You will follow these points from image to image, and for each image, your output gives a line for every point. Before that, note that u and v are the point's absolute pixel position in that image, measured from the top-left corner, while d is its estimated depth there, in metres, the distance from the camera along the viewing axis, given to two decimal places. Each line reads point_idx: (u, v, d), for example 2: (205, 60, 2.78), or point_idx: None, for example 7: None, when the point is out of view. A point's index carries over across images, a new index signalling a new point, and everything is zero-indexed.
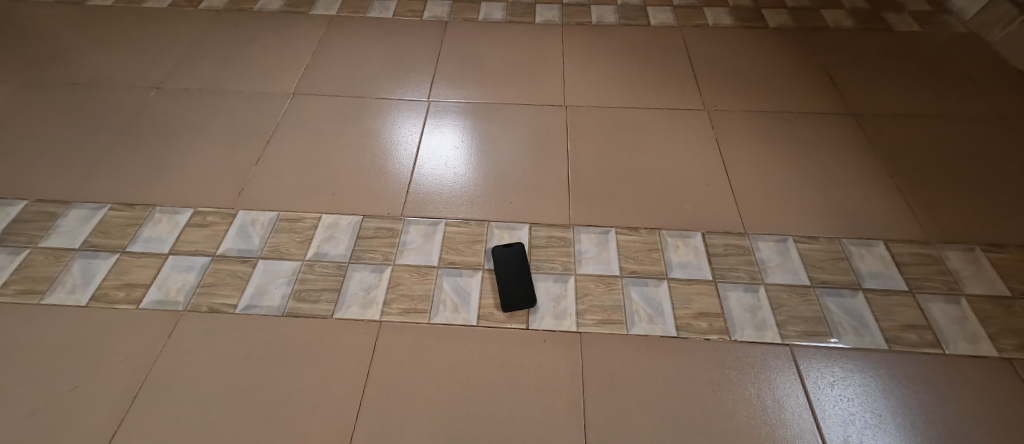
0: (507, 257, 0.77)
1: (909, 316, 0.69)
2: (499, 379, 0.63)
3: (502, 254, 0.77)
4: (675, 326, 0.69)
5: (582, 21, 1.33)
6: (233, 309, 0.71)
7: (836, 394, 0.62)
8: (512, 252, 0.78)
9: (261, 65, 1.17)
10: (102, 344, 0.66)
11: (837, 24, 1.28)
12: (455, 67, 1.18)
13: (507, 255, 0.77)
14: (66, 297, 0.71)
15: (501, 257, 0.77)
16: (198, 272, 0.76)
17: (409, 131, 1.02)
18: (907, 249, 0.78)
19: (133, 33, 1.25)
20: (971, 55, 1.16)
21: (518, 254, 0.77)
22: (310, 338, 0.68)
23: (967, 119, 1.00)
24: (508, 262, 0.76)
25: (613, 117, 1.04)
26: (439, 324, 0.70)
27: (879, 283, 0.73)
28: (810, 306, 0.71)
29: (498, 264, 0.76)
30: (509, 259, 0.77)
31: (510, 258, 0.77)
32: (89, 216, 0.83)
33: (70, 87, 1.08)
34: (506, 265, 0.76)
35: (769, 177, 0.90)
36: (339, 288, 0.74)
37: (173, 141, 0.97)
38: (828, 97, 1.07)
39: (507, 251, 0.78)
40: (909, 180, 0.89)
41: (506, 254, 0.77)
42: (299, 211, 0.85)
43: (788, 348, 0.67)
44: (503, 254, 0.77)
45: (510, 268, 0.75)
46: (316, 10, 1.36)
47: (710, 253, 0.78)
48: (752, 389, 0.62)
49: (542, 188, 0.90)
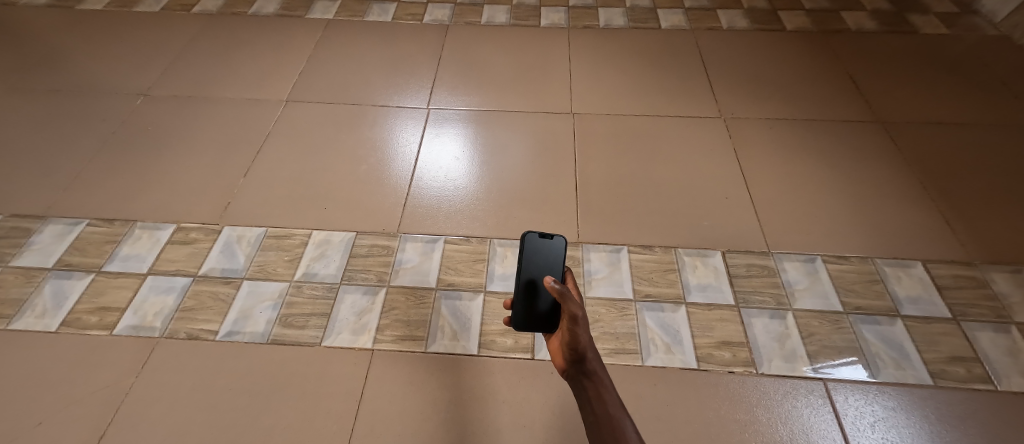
0: (534, 248, 0.47)
1: (954, 347, 0.63)
2: (502, 417, 0.57)
3: (533, 244, 0.47)
4: (696, 357, 0.63)
5: (589, 24, 1.28)
6: (212, 336, 0.65)
7: (878, 437, 0.54)
8: (551, 249, 0.47)
9: (255, 70, 1.12)
10: (69, 375, 0.61)
11: (858, 27, 1.22)
12: (456, 72, 1.13)
13: (542, 249, 0.47)
14: (35, 322, 0.66)
15: (530, 248, 0.47)
16: (177, 294, 0.70)
17: (407, 139, 0.97)
18: (947, 271, 0.71)
19: (123, 37, 1.20)
20: (1005, 58, 1.10)
21: (556, 261, 0.46)
22: (294, 369, 0.62)
23: (1005, 127, 0.94)
24: (540, 267, 0.46)
25: (623, 125, 0.99)
26: (436, 353, 0.64)
27: (920, 310, 0.67)
28: (844, 334, 0.64)
29: (524, 257, 0.47)
30: (541, 261, 0.46)
31: (542, 259, 0.46)
32: (66, 232, 0.78)
33: (54, 95, 1.03)
34: (534, 264, 0.46)
35: (792, 191, 0.84)
36: (328, 312, 0.68)
37: (160, 151, 0.93)
38: (851, 104, 1.01)
39: (541, 244, 0.47)
40: (943, 195, 0.83)
41: (540, 245, 0.47)
42: (288, 227, 0.80)
43: (822, 382, 0.60)
44: (535, 245, 0.47)
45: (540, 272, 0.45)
46: (312, 13, 1.31)
47: (732, 274, 0.72)
48: (783, 431, 0.55)
49: (548, 201, 0.84)
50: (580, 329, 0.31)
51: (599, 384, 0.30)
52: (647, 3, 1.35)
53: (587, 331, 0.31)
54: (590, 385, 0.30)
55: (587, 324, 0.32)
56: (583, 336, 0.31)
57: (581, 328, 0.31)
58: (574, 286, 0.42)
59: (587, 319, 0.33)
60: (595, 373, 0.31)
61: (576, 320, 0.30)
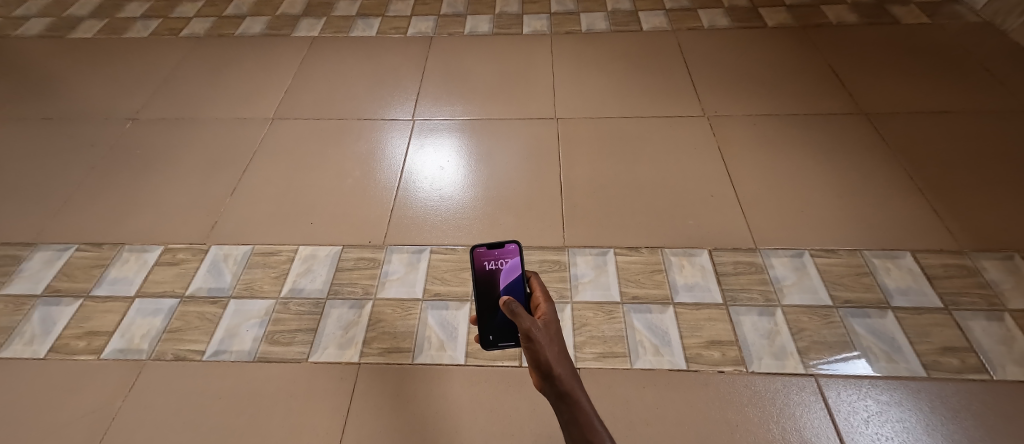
0: (485, 260, 0.47)
1: (947, 338, 0.61)
2: (489, 427, 0.57)
3: (485, 257, 0.47)
4: (685, 357, 0.62)
5: (572, 29, 1.29)
6: (199, 356, 0.65)
7: (873, 433, 0.53)
8: (504, 257, 0.47)
9: (242, 90, 1.14)
10: (56, 401, 0.60)
11: (839, 20, 1.23)
12: (441, 82, 1.14)
13: (493, 260, 0.47)
14: (23, 349, 0.66)
15: (482, 261, 0.47)
16: (164, 315, 0.70)
17: (394, 150, 0.98)
18: (936, 260, 0.71)
19: (113, 64, 1.22)
20: (987, 45, 1.10)
21: (508, 267, 0.46)
22: (279, 387, 0.61)
23: (991, 113, 0.93)
24: (495, 276, 0.46)
25: (607, 127, 0.99)
26: (423, 364, 0.63)
27: (910, 301, 0.66)
28: (835, 329, 0.63)
29: (479, 271, 0.47)
30: (496, 270, 0.46)
31: (497, 269, 0.46)
32: (55, 257, 0.79)
33: (45, 122, 1.05)
34: (490, 275, 0.46)
35: (778, 186, 0.84)
36: (315, 328, 0.68)
37: (149, 174, 0.93)
38: (835, 97, 1.02)
39: (494, 253, 0.48)
40: (930, 184, 0.82)
41: (493, 255, 0.47)
42: (275, 244, 0.80)
43: (813, 378, 0.58)
44: (488, 257, 0.47)
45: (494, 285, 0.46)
46: (297, 31, 1.33)
47: (719, 273, 0.72)
48: (775, 430, 0.54)
49: (534, 207, 0.84)
50: (540, 346, 0.28)
51: (576, 405, 0.27)
52: (628, 6, 1.36)
53: (552, 348, 0.29)
54: (567, 408, 0.27)
55: (552, 343, 0.30)
56: (546, 353, 0.28)
57: (542, 344, 0.28)
58: (543, 295, 0.40)
59: (552, 339, 0.30)
60: (570, 392, 0.27)
61: (531, 338, 0.28)
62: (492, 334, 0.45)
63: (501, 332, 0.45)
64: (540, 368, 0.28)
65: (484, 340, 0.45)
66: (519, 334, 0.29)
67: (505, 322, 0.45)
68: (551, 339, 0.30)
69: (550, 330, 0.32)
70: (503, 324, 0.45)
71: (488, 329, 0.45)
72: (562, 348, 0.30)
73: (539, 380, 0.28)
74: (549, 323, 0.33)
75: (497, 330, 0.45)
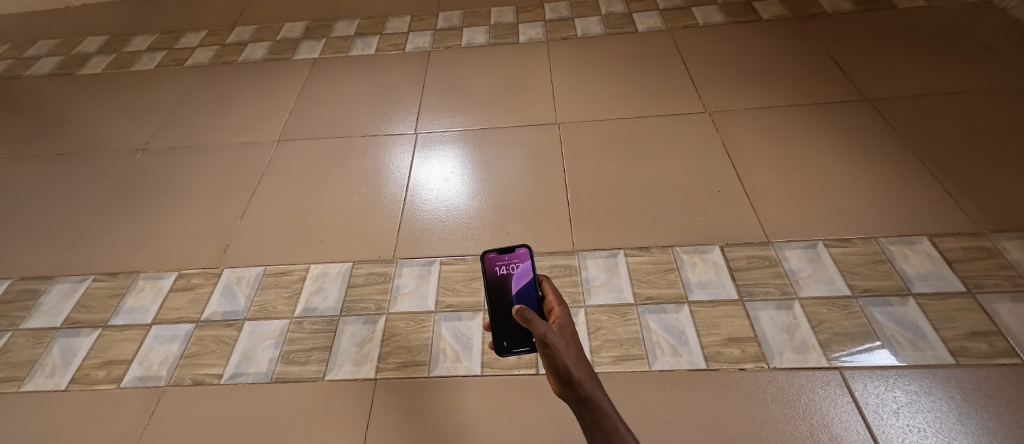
0: (496, 266, 0.46)
1: (974, 322, 0.60)
2: (509, 438, 0.56)
3: (497, 262, 0.47)
4: (703, 357, 0.60)
5: (567, 35, 1.30)
6: (215, 380, 0.65)
7: (904, 425, 0.51)
8: (515, 262, 0.46)
9: (247, 115, 1.16)
10: (80, 432, 0.61)
11: (835, 9, 1.23)
12: (442, 94, 1.16)
13: (503, 266, 0.46)
14: (45, 382, 0.67)
15: (493, 265, 0.47)
16: (181, 341, 0.71)
17: (399, 164, 0.99)
18: (955, 244, 0.69)
19: (121, 97, 1.25)
20: (987, 23, 1.09)
21: (518, 272, 0.46)
22: (296, 408, 0.61)
23: (997, 91, 0.92)
24: (507, 281, 0.46)
25: (608, 130, 0.99)
26: (439, 377, 0.63)
27: (932, 286, 0.65)
28: (856, 319, 0.62)
29: (491, 276, 0.46)
30: (507, 275, 0.46)
31: (509, 273, 0.46)
32: (72, 289, 0.80)
33: (59, 158, 1.08)
34: (501, 281, 0.46)
35: (785, 178, 0.83)
36: (330, 346, 0.68)
37: (159, 202, 0.95)
38: (837, 85, 1.01)
39: (504, 258, 0.47)
40: (940, 167, 0.81)
41: (504, 260, 0.47)
42: (287, 264, 0.81)
43: (837, 371, 0.57)
44: (499, 262, 0.47)
45: (506, 291, 0.45)
46: (298, 55, 1.36)
47: (732, 268, 0.71)
48: (801, 427, 0.52)
49: (540, 213, 0.84)
50: (557, 351, 0.28)
51: (599, 410, 0.26)
52: (622, 9, 1.37)
53: (570, 352, 0.29)
54: (589, 412, 0.26)
55: (568, 348, 0.29)
56: (564, 357, 0.28)
57: (559, 349, 0.28)
58: (557, 298, 0.40)
59: (568, 342, 0.30)
60: (591, 396, 0.27)
61: (547, 344, 0.28)
62: (506, 340, 0.45)
63: (515, 338, 0.45)
64: (559, 375, 0.28)
65: (499, 346, 0.45)
66: (535, 341, 0.29)
67: (519, 328, 0.45)
68: (566, 343, 0.29)
69: (566, 334, 0.32)
70: (516, 329, 0.45)
71: (502, 335, 0.45)
72: (579, 352, 0.30)
73: (559, 386, 0.28)
74: (564, 327, 0.33)
75: (511, 336, 0.45)
